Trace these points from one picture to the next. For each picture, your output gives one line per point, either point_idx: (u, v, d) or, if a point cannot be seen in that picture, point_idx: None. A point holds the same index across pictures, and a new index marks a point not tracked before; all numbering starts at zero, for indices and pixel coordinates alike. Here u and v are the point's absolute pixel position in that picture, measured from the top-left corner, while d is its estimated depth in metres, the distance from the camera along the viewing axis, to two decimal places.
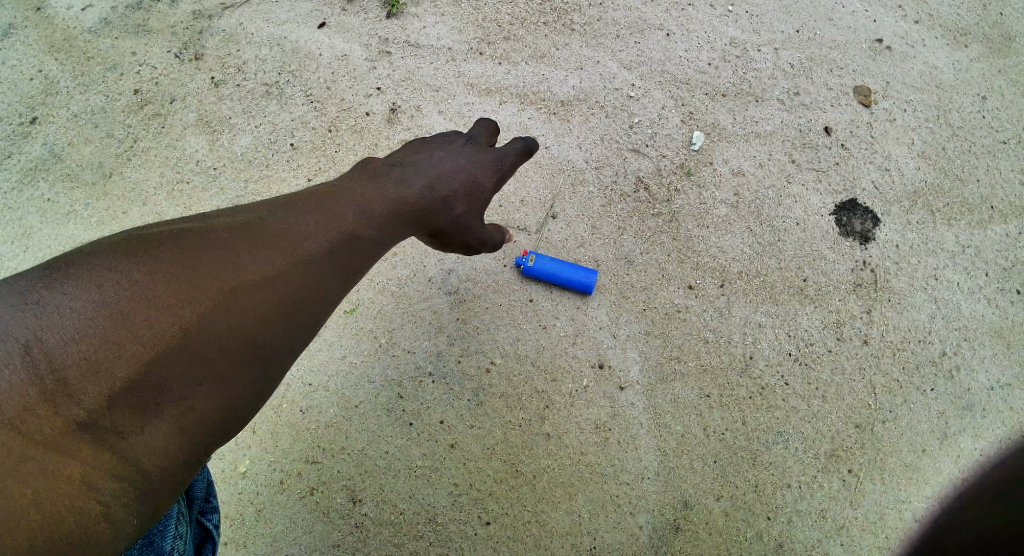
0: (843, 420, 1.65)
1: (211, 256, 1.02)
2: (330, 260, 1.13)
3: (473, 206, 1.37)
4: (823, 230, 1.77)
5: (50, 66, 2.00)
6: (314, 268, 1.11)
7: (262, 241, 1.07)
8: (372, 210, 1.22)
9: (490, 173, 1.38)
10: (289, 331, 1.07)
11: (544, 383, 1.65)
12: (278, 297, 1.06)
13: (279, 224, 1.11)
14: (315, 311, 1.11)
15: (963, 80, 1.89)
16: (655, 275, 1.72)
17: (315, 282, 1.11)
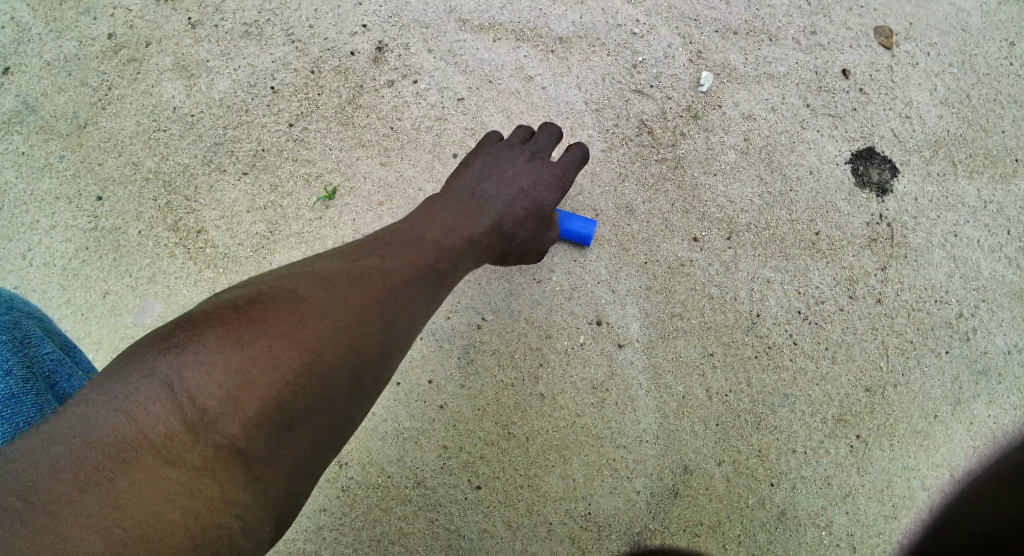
0: (852, 383, 1.57)
1: (299, 308, 1.08)
2: (416, 299, 1.18)
3: (540, 223, 1.42)
4: (837, 180, 1.66)
5: (19, 7, 1.86)
6: (398, 312, 1.15)
7: (346, 291, 1.12)
8: (451, 243, 1.28)
9: (550, 190, 1.42)
10: (359, 373, 1.09)
11: (537, 341, 1.56)
12: (365, 345, 1.10)
13: (361, 273, 1.16)
14: (384, 349, 1.12)
15: (991, 24, 1.76)
16: (658, 227, 1.62)
17: (401, 324, 1.16)
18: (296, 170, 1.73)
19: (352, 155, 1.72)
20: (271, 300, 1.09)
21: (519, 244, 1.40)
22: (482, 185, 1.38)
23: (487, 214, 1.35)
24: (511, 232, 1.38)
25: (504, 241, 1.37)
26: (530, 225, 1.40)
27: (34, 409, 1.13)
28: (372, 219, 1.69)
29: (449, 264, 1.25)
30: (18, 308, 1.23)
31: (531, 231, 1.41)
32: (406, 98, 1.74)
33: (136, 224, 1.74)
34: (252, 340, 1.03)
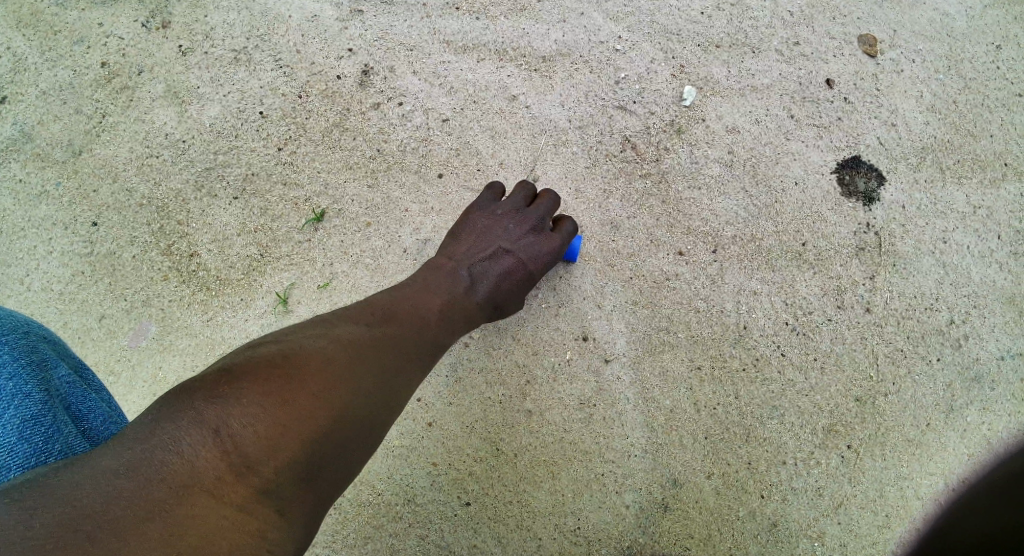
0: (842, 393, 1.57)
1: (327, 371, 1.11)
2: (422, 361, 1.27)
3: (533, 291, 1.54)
4: (823, 190, 1.66)
5: (16, 41, 1.90)
6: (408, 370, 1.22)
7: (365, 357, 1.17)
8: (454, 313, 1.39)
9: (547, 264, 1.52)
10: (368, 435, 1.12)
11: (524, 357, 1.57)
12: (383, 398, 1.15)
13: (379, 340, 1.21)
14: (392, 415, 1.17)
15: (975, 28, 1.77)
16: (644, 242, 1.63)
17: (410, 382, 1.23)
18: (286, 194, 1.74)
19: (340, 178, 1.74)
20: (300, 355, 1.12)
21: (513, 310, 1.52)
22: (483, 254, 1.49)
23: (486, 283, 1.46)
24: (506, 301, 1.50)
25: (498, 308, 1.49)
26: (525, 294, 1.52)
27: (54, 427, 1.13)
28: (360, 240, 1.70)
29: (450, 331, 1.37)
30: (34, 331, 1.25)
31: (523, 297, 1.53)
32: (392, 120, 1.76)
33: (130, 249, 1.76)
34: (288, 391, 1.06)
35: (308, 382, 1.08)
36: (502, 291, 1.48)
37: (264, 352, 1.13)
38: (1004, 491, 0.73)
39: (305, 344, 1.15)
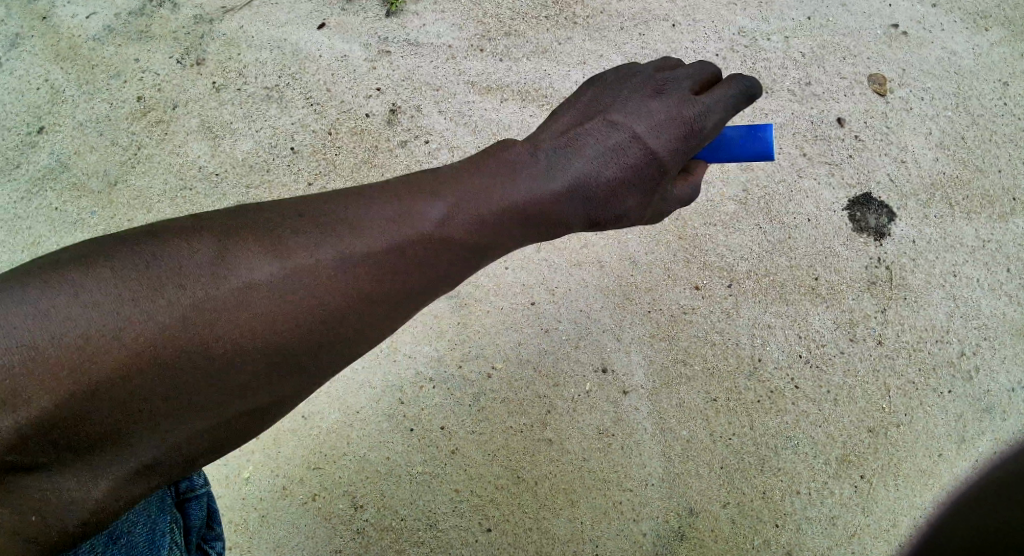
0: (855, 424, 1.60)
1: (268, 248, 0.97)
2: (429, 266, 1.06)
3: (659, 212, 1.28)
4: (835, 226, 1.71)
5: (56, 74, 2.04)
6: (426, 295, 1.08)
7: (319, 236, 1.00)
8: (517, 210, 1.14)
9: (676, 145, 1.20)
10: (263, 332, 0.94)
11: (545, 389, 1.63)
12: (385, 319, 1.04)
13: (355, 216, 1.03)
14: (289, 320, 0.96)
15: (983, 66, 1.83)
16: (661, 276, 1.68)
17: (411, 307, 1.07)
18: None
19: None
20: (319, 219, 1.02)
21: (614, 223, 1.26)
22: (589, 140, 1.22)
23: (584, 180, 1.19)
24: (587, 191, 1.20)
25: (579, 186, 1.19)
26: (628, 197, 1.22)
27: None
28: None
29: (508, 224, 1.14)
30: None
31: (619, 203, 1.22)
32: (419, 158, 1.82)
33: None
34: (313, 246, 0.99)
35: (258, 264, 0.96)
36: (580, 177, 1.19)
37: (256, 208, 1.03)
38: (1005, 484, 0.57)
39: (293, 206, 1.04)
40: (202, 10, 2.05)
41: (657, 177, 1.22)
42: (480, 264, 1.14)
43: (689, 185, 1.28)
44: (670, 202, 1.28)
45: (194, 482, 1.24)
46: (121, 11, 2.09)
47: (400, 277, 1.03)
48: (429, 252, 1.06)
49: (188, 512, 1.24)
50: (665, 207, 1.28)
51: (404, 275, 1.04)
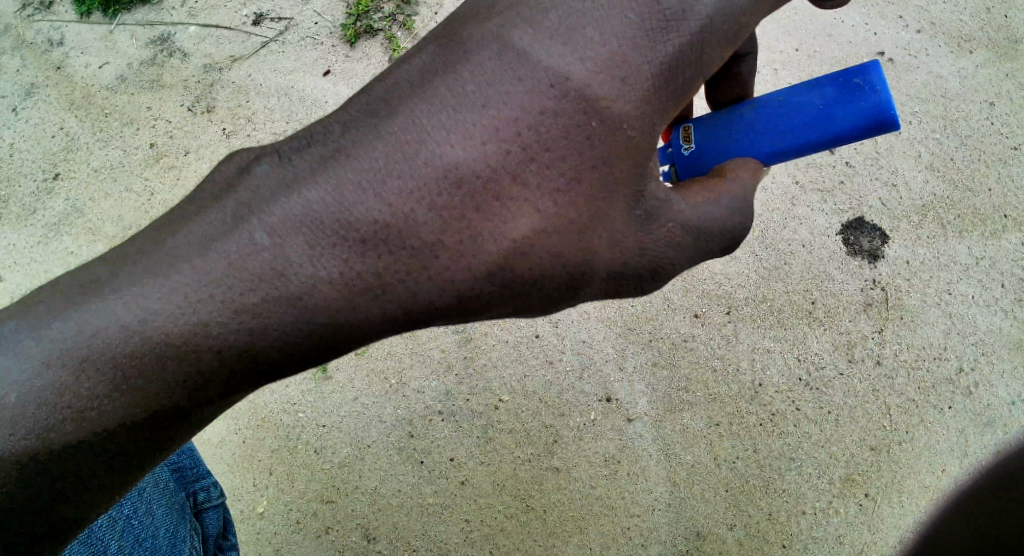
0: (857, 443, 1.63)
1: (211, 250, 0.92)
2: (367, 191, 0.93)
3: (648, 251, 0.98)
4: (830, 250, 1.75)
5: (70, 122, 2.14)
6: (338, 279, 0.93)
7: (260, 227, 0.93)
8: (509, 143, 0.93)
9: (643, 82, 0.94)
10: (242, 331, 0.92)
11: (551, 418, 1.67)
12: (289, 311, 0.93)
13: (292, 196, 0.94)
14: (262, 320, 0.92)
15: (969, 87, 1.88)
16: (661, 305, 1.72)
17: (322, 300, 0.93)
18: None
19: None
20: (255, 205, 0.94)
21: (584, 202, 0.95)
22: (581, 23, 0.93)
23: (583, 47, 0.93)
24: (561, 90, 0.92)
25: (542, 96, 0.92)
26: (615, 84, 0.93)
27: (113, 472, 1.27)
28: None
29: (452, 134, 0.93)
30: None
31: (595, 105, 0.93)
32: None
33: None
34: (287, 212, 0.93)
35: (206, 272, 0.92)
36: (556, 78, 0.92)
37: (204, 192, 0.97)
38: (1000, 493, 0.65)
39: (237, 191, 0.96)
40: (212, 59, 2.15)
41: (661, 65, 0.93)
42: (396, 243, 0.93)
43: (706, 208, 0.99)
44: (672, 239, 0.98)
45: (211, 494, 1.39)
46: (134, 60, 2.19)
47: (344, 199, 0.93)
48: (387, 152, 0.94)
49: (205, 520, 1.38)
50: (661, 250, 0.98)
51: (335, 228, 0.93)
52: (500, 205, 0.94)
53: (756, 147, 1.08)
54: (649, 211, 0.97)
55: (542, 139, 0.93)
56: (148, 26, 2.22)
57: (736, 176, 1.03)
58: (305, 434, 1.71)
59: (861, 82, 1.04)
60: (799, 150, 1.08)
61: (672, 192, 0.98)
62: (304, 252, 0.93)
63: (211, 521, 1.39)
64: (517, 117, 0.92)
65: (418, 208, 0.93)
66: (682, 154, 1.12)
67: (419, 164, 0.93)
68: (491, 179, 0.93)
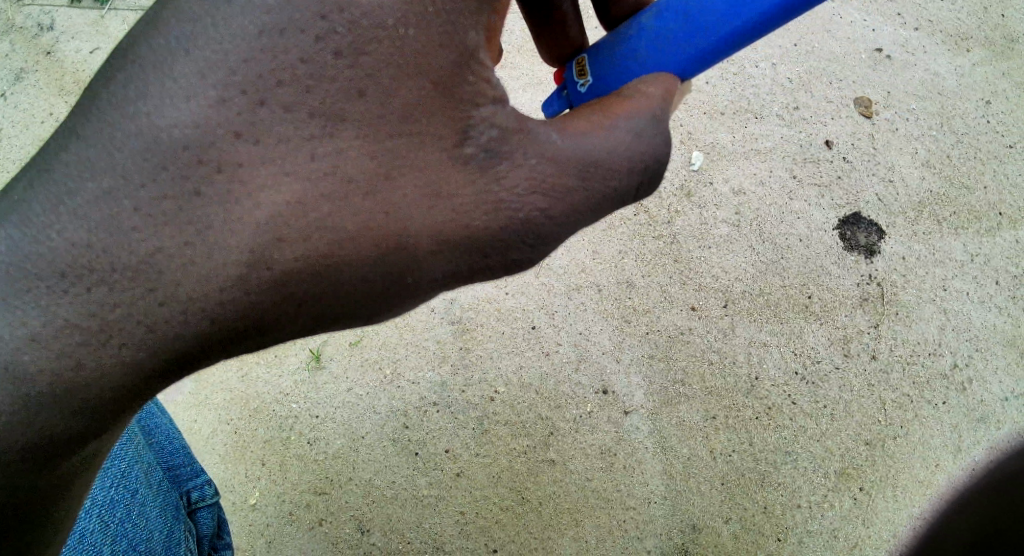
0: (852, 438, 1.63)
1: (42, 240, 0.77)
2: (93, 155, 0.78)
3: (506, 202, 0.88)
4: (827, 245, 1.75)
5: (60, 107, 2.11)
6: (75, 274, 0.77)
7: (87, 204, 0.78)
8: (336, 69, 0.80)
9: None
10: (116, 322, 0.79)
11: (547, 410, 1.67)
12: (35, 331, 0.77)
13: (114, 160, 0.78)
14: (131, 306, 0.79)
15: (966, 85, 1.88)
16: (659, 298, 1.72)
17: (66, 312, 0.77)
18: None
19: None
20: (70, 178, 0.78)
21: (376, 133, 0.83)
22: None
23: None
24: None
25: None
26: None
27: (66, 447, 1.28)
28: None
29: (182, 62, 0.78)
30: None
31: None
32: None
33: None
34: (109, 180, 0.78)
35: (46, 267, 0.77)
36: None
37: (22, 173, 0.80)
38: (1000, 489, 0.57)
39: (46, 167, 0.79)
40: None
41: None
42: (139, 218, 0.78)
43: (580, 142, 0.90)
44: (535, 181, 0.88)
45: (205, 492, 1.37)
46: None
47: (67, 174, 0.78)
48: (116, 93, 0.78)
49: (199, 520, 1.36)
50: (525, 198, 0.88)
51: (66, 214, 0.77)
52: (258, 144, 0.80)
53: (674, 53, 1.00)
54: (497, 149, 0.87)
55: (289, 52, 0.79)
56: (141, 12, 2.19)
57: (626, 99, 0.94)
58: (298, 424, 1.70)
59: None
60: (734, 42, 0.98)
61: (533, 122, 0.88)
62: (34, 252, 0.77)
63: (207, 522, 1.38)
64: (255, 25, 0.78)
65: (158, 171, 0.78)
66: (584, 92, 1.09)
67: (151, 104, 0.78)
68: (237, 115, 0.79)
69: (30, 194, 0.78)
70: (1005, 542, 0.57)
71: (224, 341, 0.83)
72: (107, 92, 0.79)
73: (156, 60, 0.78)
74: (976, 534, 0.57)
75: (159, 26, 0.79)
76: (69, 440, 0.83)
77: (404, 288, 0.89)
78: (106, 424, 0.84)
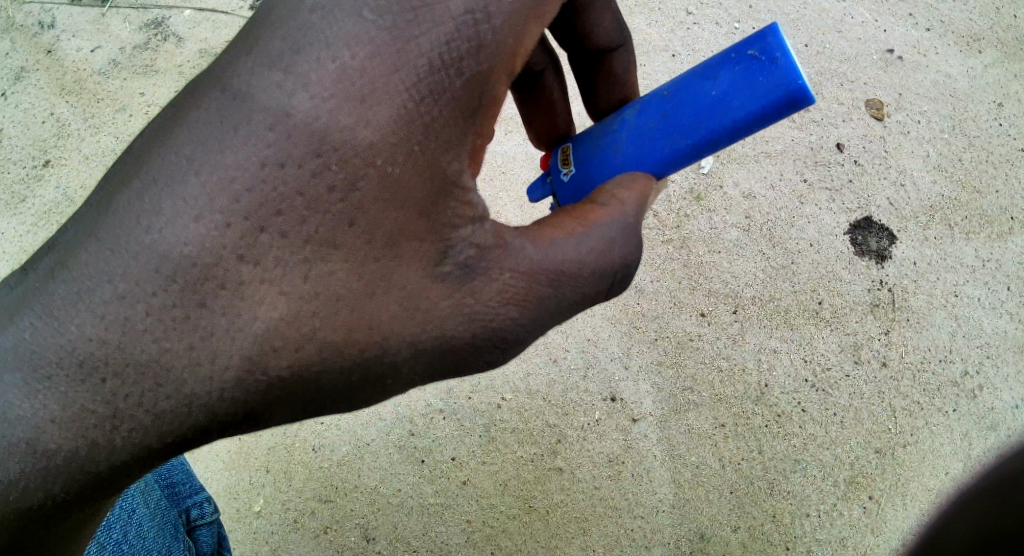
0: (862, 446, 1.61)
1: (56, 317, 0.86)
2: (111, 261, 0.87)
3: (480, 313, 0.96)
4: (838, 250, 1.73)
5: (61, 107, 2.09)
6: (91, 368, 0.86)
7: (93, 280, 0.87)
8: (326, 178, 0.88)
9: (443, 115, 0.90)
10: (108, 391, 0.86)
11: (555, 417, 1.65)
12: (56, 413, 0.86)
13: (121, 245, 0.87)
14: (122, 377, 0.87)
15: (977, 87, 1.86)
16: (667, 304, 1.70)
17: (83, 399, 0.86)
18: None
19: None
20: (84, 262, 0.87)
21: (361, 250, 0.91)
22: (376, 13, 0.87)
23: (325, 53, 0.87)
24: (307, 112, 0.87)
25: (284, 124, 0.87)
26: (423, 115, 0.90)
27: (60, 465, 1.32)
28: None
29: (191, 183, 0.87)
30: None
31: (347, 128, 0.87)
32: None
33: None
34: (117, 265, 0.87)
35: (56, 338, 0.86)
36: (296, 100, 0.87)
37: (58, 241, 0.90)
38: (999, 491, 0.63)
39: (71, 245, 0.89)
40: (207, 44, 2.11)
41: (422, 69, 0.89)
42: (149, 323, 0.86)
43: (552, 252, 0.99)
44: (513, 293, 0.97)
45: (204, 510, 1.36)
46: (127, 45, 2.14)
47: (89, 277, 0.87)
48: (137, 202, 0.87)
49: (199, 538, 1.35)
50: (498, 310, 0.97)
51: (87, 312, 0.86)
52: (255, 264, 0.88)
53: (650, 154, 1.09)
54: (477, 264, 0.95)
55: (288, 182, 0.88)
56: (142, 10, 2.17)
57: (600, 208, 1.03)
58: (302, 431, 1.69)
59: (756, 52, 0.96)
60: (707, 144, 1.04)
61: (511, 236, 0.97)
62: (59, 343, 0.86)
63: (206, 537, 1.36)
64: (258, 154, 0.87)
65: (165, 283, 0.86)
66: (568, 180, 1.20)
67: (177, 202, 0.87)
68: (238, 238, 0.87)
69: (60, 286, 0.87)
70: (1008, 542, 0.62)
71: (220, 427, 0.91)
72: (130, 200, 0.88)
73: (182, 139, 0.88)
74: (974, 537, 0.63)
75: (178, 145, 0.88)
76: (73, 501, 0.90)
77: (382, 385, 0.97)
78: (112, 488, 0.92)
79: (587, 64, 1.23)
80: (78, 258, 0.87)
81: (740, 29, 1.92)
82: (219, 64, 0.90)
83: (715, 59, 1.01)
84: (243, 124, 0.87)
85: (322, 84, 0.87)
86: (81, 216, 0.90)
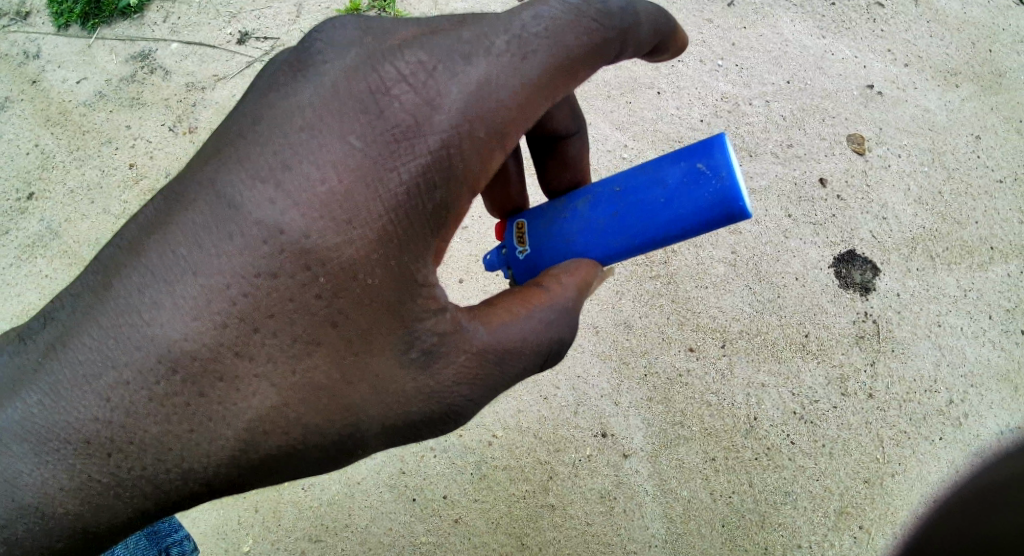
0: (851, 476, 1.62)
1: (64, 395, 0.91)
2: (115, 350, 0.91)
3: (436, 391, 1.00)
4: (822, 283, 1.75)
5: (46, 139, 2.09)
6: (98, 444, 0.90)
7: (100, 363, 0.91)
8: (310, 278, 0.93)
9: (412, 235, 0.96)
10: (112, 464, 0.91)
11: (546, 454, 1.66)
12: (64, 482, 0.90)
13: (131, 333, 0.91)
14: (128, 451, 0.91)
15: (956, 121, 1.90)
16: (656, 339, 1.72)
17: (89, 470, 0.90)
18: None
19: None
20: (94, 344, 0.92)
21: (342, 347, 0.96)
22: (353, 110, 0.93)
23: (321, 139, 0.92)
24: (296, 229, 0.91)
25: (264, 217, 0.91)
26: (401, 229, 0.95)
27: None
28: None
29: (190, 283, 0.91)
30: None
31: (333, 246, 0.93)
32: None
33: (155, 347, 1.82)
34: (120, 352, 0.91)
35: (65, 413, 0.91)
36: (287, 217, 0.91)
37: (70, 317, 0.94)
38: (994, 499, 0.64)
39: (77, 321, 0.93)
40: (194, 78, 2.11)
41: (400, 196, 0.94)
42: (152, 408, 0.91)
43: (502, 331, 1.02)
44: (465, 373, 1.01)
45: (184, 548, 1.36)
46: (112, 78, 2.13)
47: (93, 362, 0.91)
48: (138, 296, 0.92)
49: None
50: (451, 389, 1.01)
51: (93, 396, 0.90)
52: (249, 360, 0.93)
53: (605, 245, 1.14)
54: (436, 350, 0.99)
55: (279, 290, 0.92)
56: (129, 42, 2.17)
57: (545, 292, 1.07)
58: None
59: (704, 166, 1.04)
60: (654, 242, 1.11)
61: (464, 320, 1.01)
62: (65, 421, 0.90)
63: None
64: (252, 265, 0.91)
65: (167, 373, 0.91)
66: (522, 258, 1.21)
67: (178, 280, 0.91)
68: (233, 336, 0.92)
69: (64, 368, 0.91)
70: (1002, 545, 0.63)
71: (212, 496, 0.96)
72: (129, 292, 0.92)
73: (184, 224, 0.93)
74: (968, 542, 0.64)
75: (181, 240, 0.92)
76: None
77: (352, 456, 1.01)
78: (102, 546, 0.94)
79: (544, 146, 1.27)
80: (81, 342, 0.92)
81: (724, 66, 1.96)
82: (210, 166, 0.94)
83: (663, 164, 1.08)
84: (229, 213, 0.92)
85: (320, 188, 0.92)
86: (85, 298, 0.94)
